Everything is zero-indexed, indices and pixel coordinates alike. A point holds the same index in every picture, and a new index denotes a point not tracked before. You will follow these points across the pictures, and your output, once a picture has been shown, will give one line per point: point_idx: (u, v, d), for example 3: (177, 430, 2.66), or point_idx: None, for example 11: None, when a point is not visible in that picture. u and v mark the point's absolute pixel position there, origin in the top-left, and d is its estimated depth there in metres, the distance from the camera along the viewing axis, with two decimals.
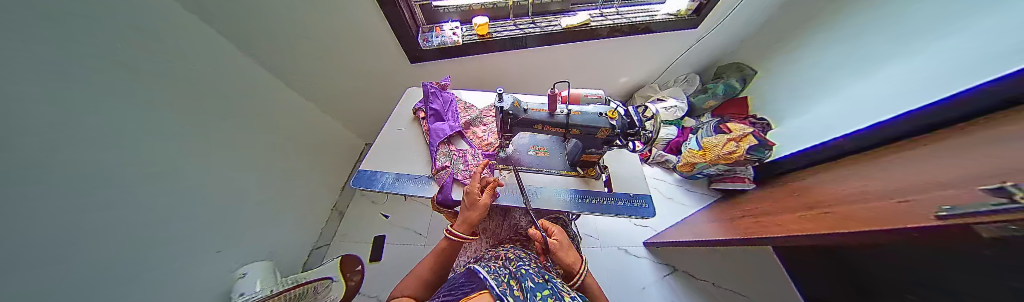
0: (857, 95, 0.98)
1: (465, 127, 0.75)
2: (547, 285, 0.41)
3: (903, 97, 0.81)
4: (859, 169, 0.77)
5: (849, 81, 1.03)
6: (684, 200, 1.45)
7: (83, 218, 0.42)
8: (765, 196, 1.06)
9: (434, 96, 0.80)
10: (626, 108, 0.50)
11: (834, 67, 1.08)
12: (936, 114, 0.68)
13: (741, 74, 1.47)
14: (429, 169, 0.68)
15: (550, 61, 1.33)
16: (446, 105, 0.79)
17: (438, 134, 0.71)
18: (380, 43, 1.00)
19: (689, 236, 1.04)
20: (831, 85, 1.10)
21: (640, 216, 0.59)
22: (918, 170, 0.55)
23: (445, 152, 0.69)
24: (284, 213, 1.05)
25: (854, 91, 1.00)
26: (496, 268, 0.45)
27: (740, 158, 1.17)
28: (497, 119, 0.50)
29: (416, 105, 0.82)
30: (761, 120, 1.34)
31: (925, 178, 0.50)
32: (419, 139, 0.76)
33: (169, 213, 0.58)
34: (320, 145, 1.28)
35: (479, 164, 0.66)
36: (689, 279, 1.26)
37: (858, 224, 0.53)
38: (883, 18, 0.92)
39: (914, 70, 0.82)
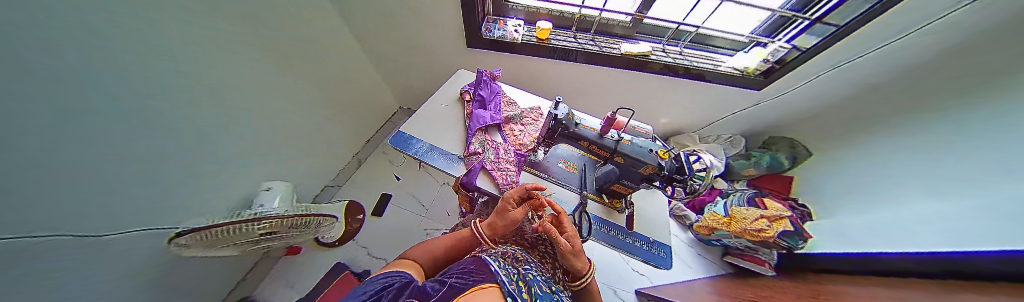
0: (897, 213, 0.87)
1: (504, 121, 0.77)
2: (553, 297, 0.41)
3: (946, 227, 0.70)
4: (907, 296, 0.68)
5: (898, 191, 0.90)
6: (692, 262, 1.36)
7: (155, 94, 0.47)
8: (785, 288, 0.97)
9: (484, 84, 0.82)
10: (678, 152, 0.49)
11: (890, 169, 0.94)
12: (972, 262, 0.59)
13: (793, 151, 1.36)
14: (461, 150, 0.70)
15: (597, 81, 1.33)
16: (492, 95, 0.81)
17: (478, 120, 0.73)
18: (444, 19, 1.04)
19: (689, 300, 0.97)
20: (881, 188, 0.96)
21: (657, 265, 0.57)
22: None
23: (480, 139, 0.71)
24: (310, 145, 1.12)
25: (902, 203, 0.87)
26: (505, 265, 0.45)
27: (769, 239, 1.07)
28: (547, 124, 0.50)
29: (464, 87, 0.85)
30: (801, 206, 1.23)
31: None
32: (458, 119, 0.78)
33: (218, 112, 0.64)
34: (358, 95, 1.36)
35: (509, 161, 0.67)
36: None
37: None
38: (952, 129, 0.80)
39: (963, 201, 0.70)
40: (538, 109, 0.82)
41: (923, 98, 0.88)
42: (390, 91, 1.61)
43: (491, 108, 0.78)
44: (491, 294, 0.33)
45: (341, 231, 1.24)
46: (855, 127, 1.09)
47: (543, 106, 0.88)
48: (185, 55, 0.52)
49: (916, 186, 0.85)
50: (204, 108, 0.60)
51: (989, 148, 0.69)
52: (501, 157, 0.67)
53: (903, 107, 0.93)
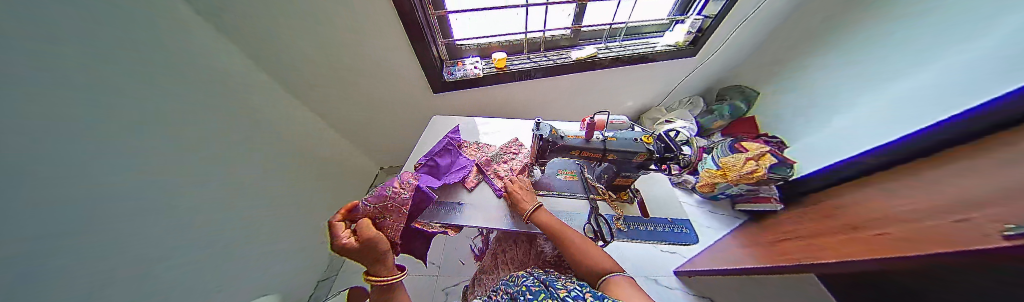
0: (877, 112, 1.00)
1: (484, 164, 0.76)
2: (544, 291, 0.42)
3: (909, 113, 0.88)
4: (895, 187, 0.74)
5: (845, 105, 1.14)
6: (709, 222, 1.37)
7: (74, 259, 0.38)
8: (800, 218, 0.99)
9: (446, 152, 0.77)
10: (661, 133, 0.52)
11: (832, 91, 1.19)
12: (954, 133, 0.69)
13: (744, 96, 1.55)
14: None
15: (562, 89, 1.42)
16: (455, 158, 0.77)
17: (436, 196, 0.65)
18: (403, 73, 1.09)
19: (720, 264, 0.97)
20: (830, 106, 1.20)
21: (685, 243, 0.56)
22: (971, 187, 0.52)
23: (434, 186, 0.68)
24: (292, 244, 1.01)
25: (853, 112, 1.10)
26: (496, 294, 0.46)
27: (763, 177, 1.15)
28: (536, 145, 0.52)
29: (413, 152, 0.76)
30: (774, 138, 1.34)
31: (986, 194, 0.47)
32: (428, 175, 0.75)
33: (178, 244, 0.56)
34: (331, 171, 1.30)
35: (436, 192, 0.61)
36: None
37: (908, 248, 0.50)
38: (874, 46, 1.04)
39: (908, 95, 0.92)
40: (517, 143, 0.84)
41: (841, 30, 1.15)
42: (367, 158, 1.56)
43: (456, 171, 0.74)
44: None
45: None
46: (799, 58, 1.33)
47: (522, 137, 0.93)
48: (115, 195, 0.45)
49: (860, 96, 1.09)
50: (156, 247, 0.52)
51: (914, 51, 0.93)
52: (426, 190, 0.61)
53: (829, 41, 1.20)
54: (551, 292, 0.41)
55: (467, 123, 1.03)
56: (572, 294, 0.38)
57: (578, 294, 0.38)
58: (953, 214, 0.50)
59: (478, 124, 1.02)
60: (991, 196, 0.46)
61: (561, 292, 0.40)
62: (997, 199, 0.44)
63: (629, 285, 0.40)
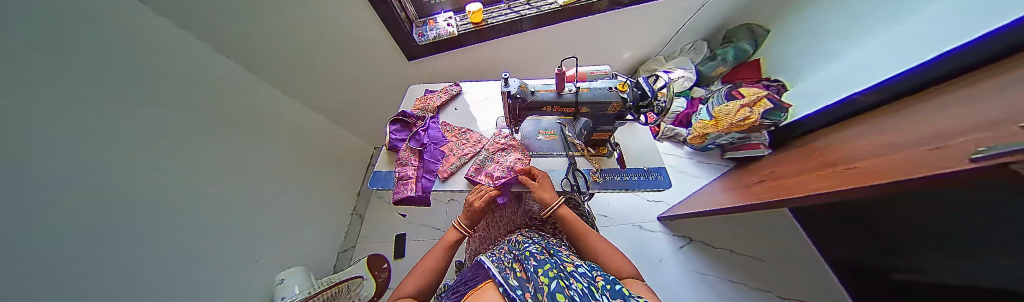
0: (874, 46, 0.92)
1: (468, 146, 0.75)
2: (549, 261, 0.45)
3: (919, 39, 0.78)
4: (885, 123, 0.73)
5: (848, 34, 1.02)
6: (696, 172, 1.43)
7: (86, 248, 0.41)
8: (780, 161, 1.02)
9: (429, 129, 0.78)
10: (637, 80, 0.49)
11: (838, 17, 1.05)
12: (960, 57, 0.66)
13: (753, 35, 1.40)
14: (391, 166, 0.74)
15: (549, 45, 1.31)
16: (434, 143, 0.75)
17: (420, 187, 0.66)
18: (372, 39, 1.01)
19: (702, 207, 1.04)
20: (835, 36, 1.07)
21: (658, 189, 0.59)
22: (964, 118, 0.51)
23: (405, 160, 0.71)
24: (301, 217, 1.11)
25: (855, 41, 0.99)
26: (501, 256, 0.50)
27: (755, 123, 1.13)
28: (505, 104, 0.51)
29: (394, 115, 0.79)
30: (774, 82, 1.27)
31: (972, 123, 0.46)
32: (392, 157, 0.76)
33: None
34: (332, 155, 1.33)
35: (411, 155, 0.72)
36: (708, 248, 1.28)
37: (880, 177, 0.53)
38: None
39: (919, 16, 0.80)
40: (506, 137, 0.71)
41: None
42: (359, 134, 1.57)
43: (438, 154, 0.73)
44: (487, 291, 0.38)
45: (372, 286, 1.24)
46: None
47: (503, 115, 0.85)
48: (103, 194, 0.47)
49: (864, 21, 0.96)
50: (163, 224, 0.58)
51: None
52: (403, 155, 0.72)
53: None
54: (557, 262, 0.44)
55: (455, 87, 0.92)
56: (580, 270, 0.42)
57: (583, 272, 0.41)
58: (934, 142, 0.50)
59: (468, 90, 0.93)
60: (975, 124, 0.46)
61: (567, 266, 0.43)
62: (978, 128, 0.44)
63: (644, 286, 0.40)
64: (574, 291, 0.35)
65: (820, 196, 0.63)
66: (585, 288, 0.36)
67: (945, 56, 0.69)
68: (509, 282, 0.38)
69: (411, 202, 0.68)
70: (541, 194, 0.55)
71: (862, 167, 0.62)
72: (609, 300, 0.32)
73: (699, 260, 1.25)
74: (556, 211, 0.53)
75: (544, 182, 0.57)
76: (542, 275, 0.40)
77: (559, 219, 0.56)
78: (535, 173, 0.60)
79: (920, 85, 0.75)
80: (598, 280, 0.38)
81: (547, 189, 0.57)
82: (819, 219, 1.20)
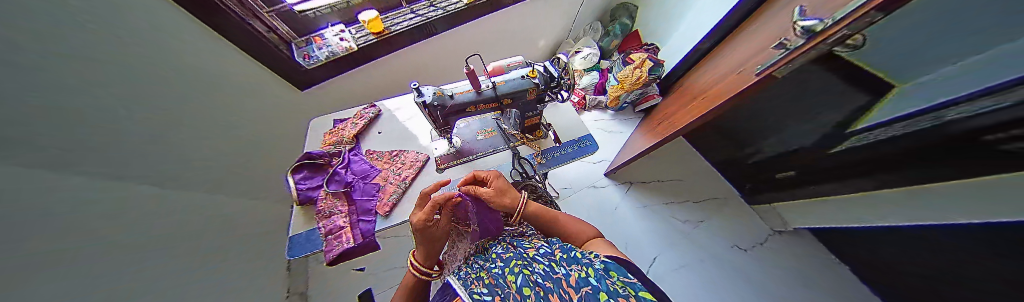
0: (700, 11, 1.34)
1: (406, 169, 0.68)
2: (513, 255, 0.46)
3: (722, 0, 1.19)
4: (715, 61, 1.04)
5: (685, 6, 1.44)
6: (620, 128, 1.72)
7: None
8: (668, 104, 1.32)
9: (351, 164, 0.67)
10: (544, 64, 0.54)
11: None
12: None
13: (628, 12, 1.76)
14: (311, 222, 0.59)
15: (467, 45, 1.30)
16: (363, 179, 0.65)
17: (358, 234, 0.57)
18: (247, 67, 0.81)
19: (631, 154, 1.25)
20: (679, 8, 1.49)
21: (588, 154, 0.68)
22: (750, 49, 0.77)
23: (329, 209, 0.59)
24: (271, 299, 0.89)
25: (690, 10, 1.42)
26: (468, 269, 0.48)
27: (647, 80, 1.42)
28: (425, 115, 0.47)
29: (296, 161, 0.64)
30: (650, 46, 1.62)
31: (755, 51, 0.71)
32: (309, 211, 0.61)
33: None
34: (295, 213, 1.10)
35: (336, 201, 0.60)
36: (646, 186, 1.57)
37: (718, 99, 0.74)
38: None
39: None
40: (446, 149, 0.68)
41: None
42: None
43: (370, 189, 0.63)
44: None
45: None
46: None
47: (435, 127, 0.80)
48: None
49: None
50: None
51: None
52: (324, 204, 0.59)
53: None
54: (520, 253, 0.46)
55: (372, 108, 0.81)
56: (540, 250, 0.45)
57: (544, 252, 0.44)
58: (741, 68, 0.74)
59: (389, 108, 0.83)
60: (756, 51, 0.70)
61: (529, 251, 0.46)
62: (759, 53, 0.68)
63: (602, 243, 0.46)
64: (537, 275, 0.38)
65: (692, 123, 0.84)
66: (547, 266, 0.40)
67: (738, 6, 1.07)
68: (477, 294, 0.37)
69: (352, 254, 0.57)
70: (497, 201, 0.51)
71: (709, 95, 0.86)
72: (568, 269, 0.37)
73: (642, 198, 1.53)
74: (519, 213, 0.50)
75: (500, 186, 0.53)
76: (508, 272, 0.41)
77: (530, 215, 0.55)
78: (487, 179, 0.55)
79: (729, 28, 1.12)
80: (556, 254, 0.42)
81: (507, 193, 0.53)
82: (701, 139, 1.63)
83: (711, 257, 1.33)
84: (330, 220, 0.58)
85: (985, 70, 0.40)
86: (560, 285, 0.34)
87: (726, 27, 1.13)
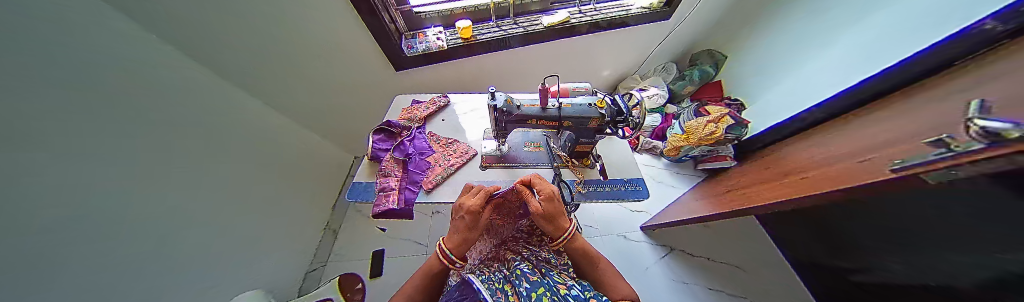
0: (810, 80, 1.13)
1: (455, 157, 0.74)
2: (541, 282, 0.45)
3: (844, 73, 0.98)
4: (825, 138, 0.85)
5: (788, 72, 1.24)
6: (672, 182, 1.53)
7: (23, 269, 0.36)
8: (745, 172, 1.12)
9: (415, 139, 0.78)
10: (614, 97, 0.54)
11: (778, 59, 1.29)
12: (915, 67, 0.74)
13: (714, 60, 1.60)
14: (372, 176, 0.71)
15: (535, 62, 1.39)
16: (421, 154, 0.74)
17: (402, 200, 0.64)
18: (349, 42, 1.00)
19: (681, 215, 1.09)
20: (778, 72, 1.29)
21: (636, 198, 0.63)
22: (887, 135, 0.60)
23: (389, 171, 0.69)
24: (276, 236, 1.00)
25: (793, 77, 1.22)
26: (491, 275, 0.49)
27: (720, 137, 1.24)
28: (491, 117, 0.52)
29: (377, 125, 0.77)
30: (735, 101, 1.44)
31: (898, 140, 0.55)
32: (374, 167, 0.73)
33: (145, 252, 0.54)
34: (313, 150, 1.24)
35: (397, 166, 0.70)
36: (687, 257, 1.33)
37: (819, 186, 0.61)
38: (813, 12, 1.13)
39: (842, 57, 1.02)
40: (495, 150, 0.73)
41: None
42: None
43: (422, 164, 0.71)
44: None
45: None
46: (766, 16, 1.32)
47: (489, 127, 0.86)
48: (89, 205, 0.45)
49: (798, 62, 1.20)
50: (130, 236, 0.52)
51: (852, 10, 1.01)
52: (389, 165, 0.70)
53: (774, 11, 1.28)
54: (550, 284, 0.44)
55: (443, 98, 0.93)
56: (572, 292, 0.43)
57: (576, 295, 0.42)
58: (868, 153, 0.59)
59: (456, 102, 0.93)
60: (900, 141, 0.55)
61: (561, 288, 0.44)
62: (901, 143, 0.53)
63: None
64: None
65: (772, 205, 0.71)
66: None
67: (864, 83, 0.87)
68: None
69: (392, 216, 0.65)
70: (546, 225, 0.53)
71: (808, 176, 0.71)
72: None
73: (680, 270, 1.29)
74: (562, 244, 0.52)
75: (555, 207, 0.54)
76: (536, 300, 0.40)
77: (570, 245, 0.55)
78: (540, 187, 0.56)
79: (847, 106, 0.90)
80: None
81: (555, 218, 0.53)
82: (783, 225, 1.30)
83: None
84: (387, 180, 0.68)
85: None
86: None
87: (843, 104, 0.92)
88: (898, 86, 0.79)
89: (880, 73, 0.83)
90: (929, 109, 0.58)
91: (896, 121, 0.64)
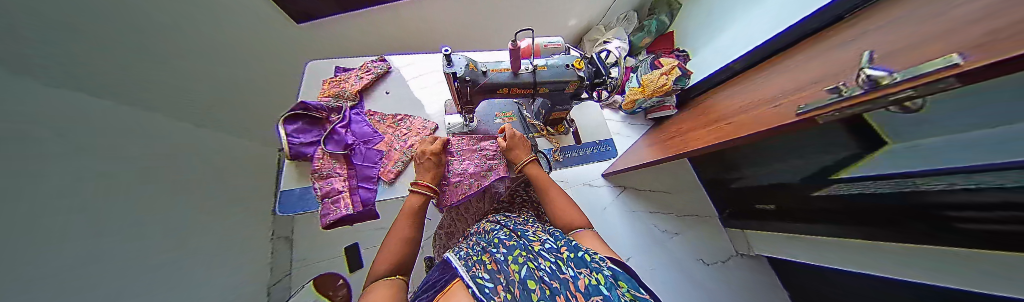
0: (739, 32, 1.25)
1: (412, 135, 0.62)
2: (516, 245, 0.46)
3: (769, 24, 1.09)
4: (749, 84, 0.99)
5: (724, 24, 1.35)
6: (627, 132, 1.69)
7: None
8: (685, 118, 1.29)
9: (352, 123, 0.61)
10: (592, 55, 0.47)
11: (720, 10, 1.37)
12: (826, 16, 0.86)
13: (670, 9, 1.62)
14: (308, 179, 0.56)
15: (489, 7, 1.25)
16: (368, 141, 0.60)
17: (358, 202, 0.53)
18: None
19: (633, 163, 1.25)
20: (715, 25, 1.40)
21: (606, 159, 0.66)
22: (796, 80, 0.72)
23: (328, 166, 0.55)
24: (202, 256, 0.80)
25: (727, 29, 1.33)
26: (468, 250, 0.48)
27: (669, 89, 1.36)
28: (451, 89, 0.42)
29: (288, 110, 0.56)
30: (682, 52, 1.52)
31: (804, 84, 0.67)
32: (304, 167, 0.56)
33: None
34: (218, 145, 0.92)
35: (338, 159, 0.56)
36: (636, 192, 1.61)
37: (743, 130, 0.73)
38: None
39: (769, 8, 1.13)
40: (466, 124, 0.63)
41: None
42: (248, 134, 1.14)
43: (373, 155, 0.58)
44: (456, 291, 0.36)
45: None
46: None
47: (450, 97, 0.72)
48: None
49: (733, 14, 1.30)
50: None
51: None
52: (325, 164, 0.55)
53: None
54: (524, 244, 0.46)
55: (380, 62, 0.71)
56: (546, 246, 0.45)
57: (549, 248, 0.44)
58: (781, 97, 0.71)
59: (400, 66, 0.74)
60: (804, 86, 0.66)
61: (534, 244, 0.46)
62: (805, 88, 0.64)
63: (593, 237, 0.47)
64: (544, 272, 0.37)
65: (704, 148, 0.84)
66: (553, 264, 0.39)
67: (790, 29, 0.98)
68: (479, 279, 0.37)
69: (350, 221, 0.54)
70: (513, 154, 0.56)
71: (733, 121, 0.84)
72: (575, 271, 0.37)
73: (631, 203, 1.58)
74: (524, 168, 0.55)
75: (517, 140, 0.57)
76: (511, 262, 0.41)
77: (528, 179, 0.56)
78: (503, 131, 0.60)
79: (770, 53, 1.03)
80: (562, 252, 0.42)
81: (516, 149, 0.57)
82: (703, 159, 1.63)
83: (681, 271, 1.44)
84: (327, 180, 0.54)
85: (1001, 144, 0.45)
86: (568, 287, 0.33)
87: (768, 52, 1.04)
88: (809, 35, 0.91)
89: (802, 21, 0.93)
90: (827, 55, 0.71)
91: (803, 66, 0.76)
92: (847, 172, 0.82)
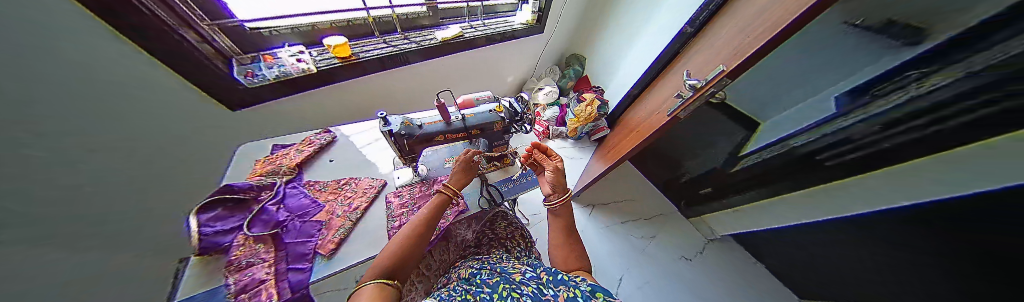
0: (627, 68, 1.69)
1: (357, 198, 0.62)
2: (501, 282, 0.44)
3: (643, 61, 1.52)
4: (643, 101, 1.32)
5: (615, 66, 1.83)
6: (579, 154, 1.91)
7: None
8: (614, 135, 1.55)
9: (287, 197, 0.58)
10: (508, 100, 0.61)
11: (608, 58, 1.87)
12: (664, 57, 1.27)
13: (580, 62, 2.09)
14: (219, 278, 0.46)
15: (434, 77, 1.47)
16: (305, 214, 0.57)
17: (285, 289, 0.44)
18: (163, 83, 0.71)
19: (590, 179, 1.37)
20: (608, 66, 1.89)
21: None
22: (664, 93, 1.02)
23: (249, 253, 0.47)
24: None
25: (618, 69, 1.80)
26: (449, 293, 0.42)
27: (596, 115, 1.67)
28: (390, 143, 0.48)
29: (203, 198, 0.51)
30: (597, 88, 1.93)
31: (668, 95, 0.95)
32: (217, 264, 0.48)
33: None
34: None
35: (264, 242, 0.49)
36: (604, 208, 1.71)
37: (648, 132, 0.93)
38: (613, 29, 1.73)
39: (636, 53, 1.59)
40: (415, 178, 0.67)
41: (602, 21, 1.80)
42: None
43: (309, 228, 0.55)
44: None
45: None
46: (598, 27, 1.87)
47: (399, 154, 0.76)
48: None
49: (616, 59, 1.80)
50: None
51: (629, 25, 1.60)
52: (246, 251, 0.47)
53: (598, 30, 1.88)
54: (507, 277, 0.46)
55: (325, 134, 0.75)
56: (527, 275, 0.46)
57: (531, 276, 0.45)
58: (659, 105, 0.98)
59: (347, 135, 0.77)
60: (668, 96, 0.94)
61: (516, 275, 0.46)
62: (669, 98, 0.90)
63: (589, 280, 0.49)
64: (527, 296, 0.38)
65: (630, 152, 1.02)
66: (535, 289, 0.40)
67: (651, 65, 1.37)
68: None
69: None
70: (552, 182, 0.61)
71: (641, 128, 1.07)
72: (556, 290, 0.39)
73: (604, 219, 1.65)
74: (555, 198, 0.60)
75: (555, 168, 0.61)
76: (498, 299, 0.39)
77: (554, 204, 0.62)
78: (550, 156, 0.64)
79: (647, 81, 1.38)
80: (543, 277, 0.44)
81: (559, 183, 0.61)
82: (645, 164, 1.90)
83: (671, 278, 1.44)
84: (243, 273, 0.45)
85: (819, 105, 0.81)
86: None
87: (644, 80, 1.40)
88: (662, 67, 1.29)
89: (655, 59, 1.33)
90: (674, 77, 1.03)
91: (665, 85, 1.08)
92: (748, 147, 1.11)
